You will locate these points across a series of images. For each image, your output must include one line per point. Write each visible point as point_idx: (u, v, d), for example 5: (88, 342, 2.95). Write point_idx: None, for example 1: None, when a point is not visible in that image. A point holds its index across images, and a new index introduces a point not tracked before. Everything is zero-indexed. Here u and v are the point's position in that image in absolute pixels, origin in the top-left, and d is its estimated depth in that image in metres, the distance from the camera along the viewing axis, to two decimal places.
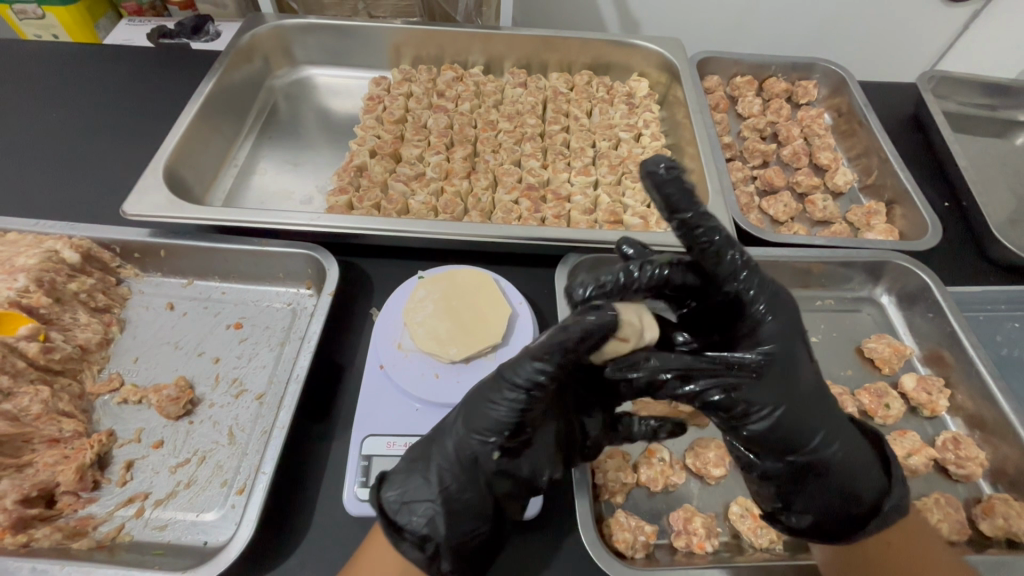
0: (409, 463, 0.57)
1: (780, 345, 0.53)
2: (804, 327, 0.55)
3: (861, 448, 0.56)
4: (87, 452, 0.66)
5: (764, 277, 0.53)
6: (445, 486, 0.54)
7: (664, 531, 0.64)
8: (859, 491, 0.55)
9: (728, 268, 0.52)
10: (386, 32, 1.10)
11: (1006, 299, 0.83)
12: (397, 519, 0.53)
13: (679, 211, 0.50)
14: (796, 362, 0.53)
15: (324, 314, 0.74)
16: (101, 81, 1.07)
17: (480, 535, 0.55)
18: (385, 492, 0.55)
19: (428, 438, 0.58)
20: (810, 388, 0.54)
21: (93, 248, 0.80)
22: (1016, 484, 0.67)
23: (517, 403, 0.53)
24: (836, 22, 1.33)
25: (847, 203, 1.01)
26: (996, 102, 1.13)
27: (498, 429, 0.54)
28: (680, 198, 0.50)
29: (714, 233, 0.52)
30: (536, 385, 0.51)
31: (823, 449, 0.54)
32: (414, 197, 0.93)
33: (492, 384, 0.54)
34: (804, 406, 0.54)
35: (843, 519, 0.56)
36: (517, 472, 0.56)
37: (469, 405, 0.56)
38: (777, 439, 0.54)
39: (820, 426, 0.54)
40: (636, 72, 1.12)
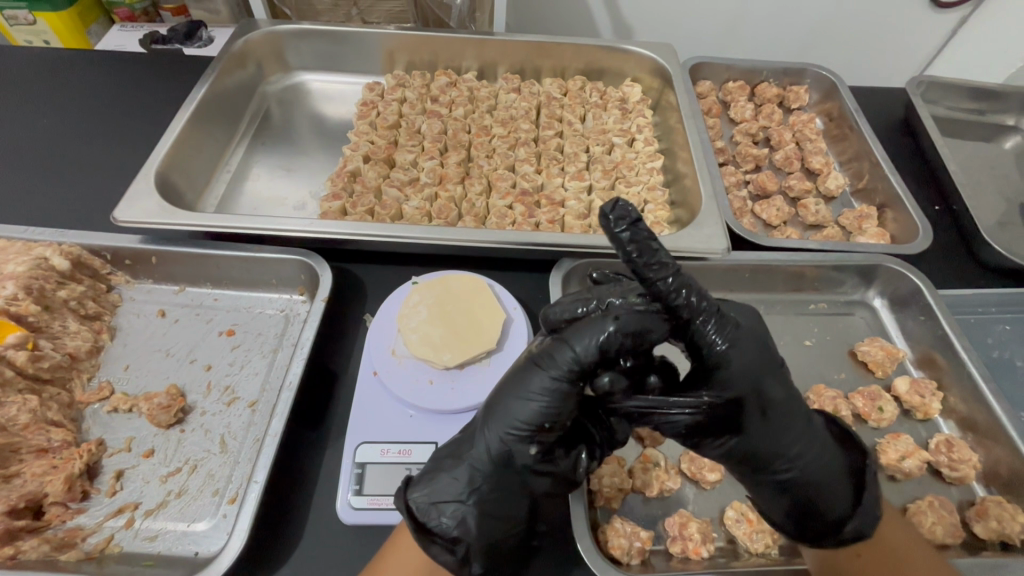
0: (437, 464, 0.57)
1: (742, 381, 0.53)
2: (770, 362, 0.55)
3: (830, 462, 0.57)
4: (75, 462, 0.65)
5: (721, 314, 0.53)
6: (476, 487, 0.54)
7: (660, 537, 0.64)
8: (820, 506, 0.56)
9: (687, 308, 0.51)
10: (379, 38, 1.10)
11: (997, 301, 0.84)
12: (425, 521, 0.54)
13: (633, 259, 0.49)
14: (762, 394, 0.54)
15: (317, 320, 0.74)
16: (92, 87, 1.06)
17: (512, 532, 0.55)
18: (411, 493, 0.55)
19: (459, 436, 0.58)
20: (773, 414, 0.55)
21: (83, 254, 0.79)
22: (1009, 486, 0.68)
23: (556, 396, 0.52)
24: (826, 28, 1.35)
25: (839, 207, 1.01)
26: (984, 106, 1.15)
27: (534, 425, 0.53)
28: (636, 248, 0.48)
29: (666, 275, 0.50)
30: (579, 373, 0.52)
31: (784, 467, 0.56)
32: (408, 202, 0.92)
33: (528, 377, 0.53)
34: (766, 432, 0.55)
35: (806, 525, 0.57)
36: (555, 469, 0.55)
37: (501, 401, 0.54)
38: (739, 459, 0.56)
39: (782, 448, 0.55)
40: (630, 77, 1.13)
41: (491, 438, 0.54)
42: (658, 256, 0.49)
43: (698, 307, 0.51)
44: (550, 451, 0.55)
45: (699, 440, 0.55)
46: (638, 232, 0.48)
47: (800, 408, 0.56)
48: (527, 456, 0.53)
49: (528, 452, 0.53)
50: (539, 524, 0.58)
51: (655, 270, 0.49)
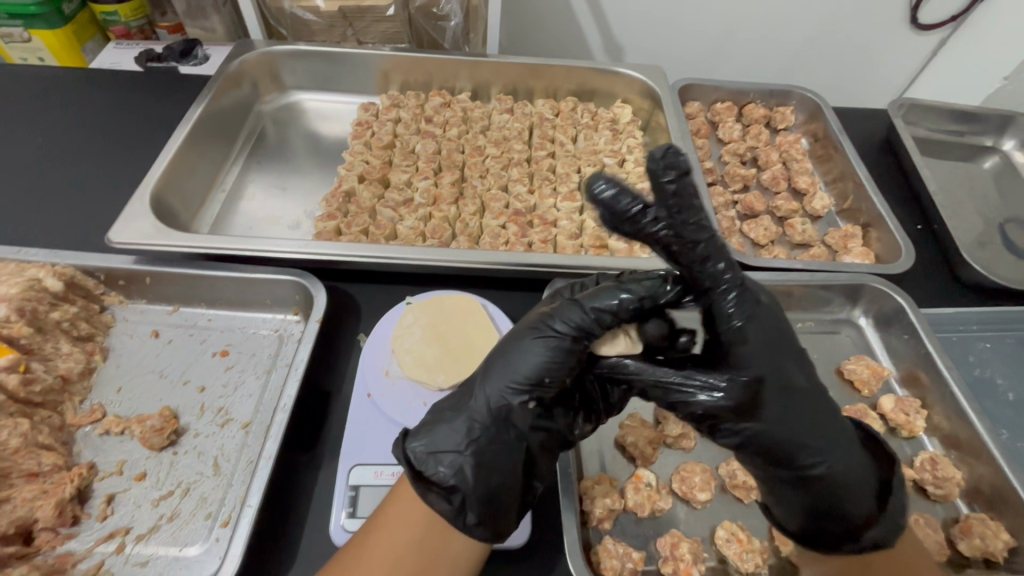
0: (436, 416, 0.57)
1: (760, 363, 0.54)
2: (789, 345, 0.56)
3: (859, 463, 0.58)
4: (67, 486, 0.65)
5: (745, 287, 0.53)
6: (474, 438, 0.54)
7: (652, 557, 0.65)
8: (841, 509, 0.57)
9: (712, 276, 0.52)
10: (374, 59, 1.12)
11: (977, 320, 0.86)
12: (423, 470, 0.54)
13: (671, 212, 0.49)
14: (781, 378, 0.55)
15: (311, 341, 0.74)
16: (88, 105, 1.07)
17: (511, 489, 0.54)
18: (410, 443, 0.55)
19: (459, 391, 0.58)
20: (798, 405, 0.55)
21: (77, 275, 0.79)
22: (992, 504, 0.69)
23: (558, 351, 0.55)
24: (810, 50, 1.39)
25: (824, 226, 1.04)
26: (963, 128, 1.18)
27: (534, 378, 0.55)
28: (675, 202, 0.48)
29: (700, 236, 0.50)
30: (583, 333, 0.55)
31: (806, 461, 0.56)
32: (402, 223, 0.93)
33: (533, 332, 0.56)
34: (792, 421, 0.55)
35: (823, 528, 0.58)
36: (551, 427, 0.57)
37: (505, 356, 0.56)
38: (757, 449, 0.56)
39: (808, 444, 0.56)
40: (620, 98, 1.15)
41: (492, 390, 0.55)
42: (699, 216, 0.49)
43: (722, 277, 0.52)
44: (547, 409, 0.57)
45: (716, 426, 0.55)
46: (682, 182, 0.48)
47: (820, 396, 0.57)
48: (526, 409, 0.55)
49: (527, 405, 0.54)
50: (536, 484, 0.57)
51: (693, 228, 0.49)
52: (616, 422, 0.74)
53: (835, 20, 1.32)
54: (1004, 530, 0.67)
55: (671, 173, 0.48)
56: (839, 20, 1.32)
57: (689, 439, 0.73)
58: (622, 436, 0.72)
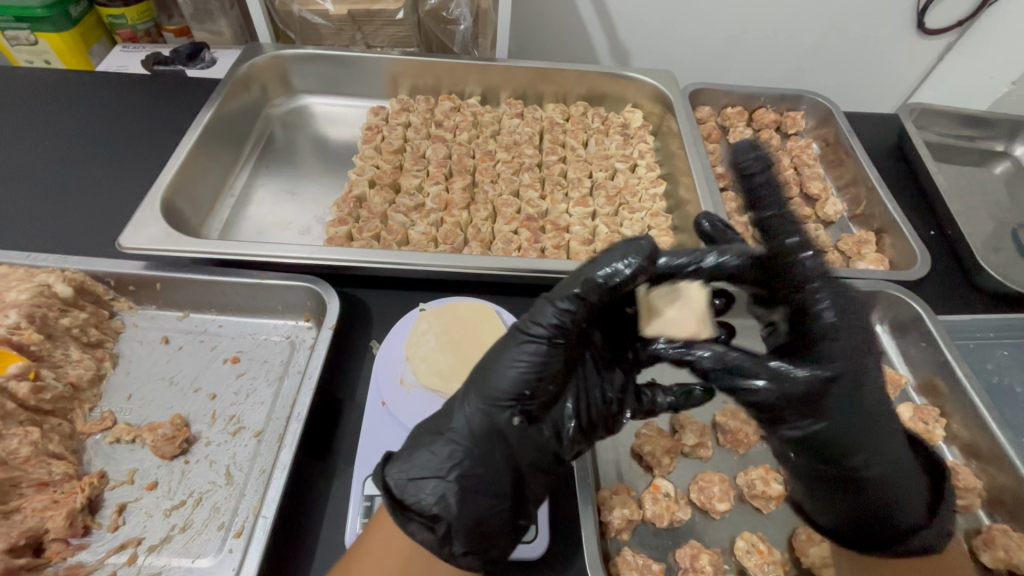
0: (416, 440, 0.56)
1: (842, 361, 0.52)
2: (871, 348, 0.54)
3: (913, 471, 0.57)
4: (78, 496, 0.64)
5: (836, 285, 0.54)
6: (455, 463, 0.53)
7: (671, 569, 0.64)
8: (897, 517, 0.56)
9: (800, 270, 0.53)
10: (383, 62, 1.11)
11: (995, 326, 0.85)
12: (404, 498, 0.53)
13: (759, 201, 0.55)
14: (858, 379, 0.53)
15: (325, 349, 0.73)
16: (95, 109, 1.06)
17: (497, 511, 0.54)
18: (389, 471, 0.54)
19: (440, 412, 0.58)
20: (870, 407, 0.54)
21: (86, 281, 0.79)
22: (1014, 514, 0.68)
23: (537, 358, 0.55)
24: (818, 54, 1.38)
25: (837, 232, 1.03)
26: (974, 133, 1.18)
27: (515, 392, 0.55)
28: (767, 193, 0.55)
29: (789, 235, 0.54)
30: (559, 332, 0.55)
31: (866, 466, 0.54)
32: (414, 228, 0.93)
33: (510, 344, 0.56)
34: (863, 421, 0.53)
35: (864, 530, 0.58)
36: (538, 441, 0.56)
37: (484, 374, 0.56)
38: (821, 446, 0.54)
39: (876, 446, 0.54)
40: (631, 102, 1.15)
41: (472, 410, 0.55)
42: (783, 207, 0.54)
43: (813, 274, 0.53)
44: (534, 422, 0.56)
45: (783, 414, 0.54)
46: (767, 180, 0.55)
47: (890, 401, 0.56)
48: (509, 424, 0.54)
49: (512, 421, 0.54)
50: (531, 505, 0.56)
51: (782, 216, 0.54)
52: (633, 431, 0.74)
53: (844, 24, 1.31)
54: None
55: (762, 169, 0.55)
56: (848, 25, 1.31)
57: (707, 449, 0.72)
58: (640, 445, 0.72)
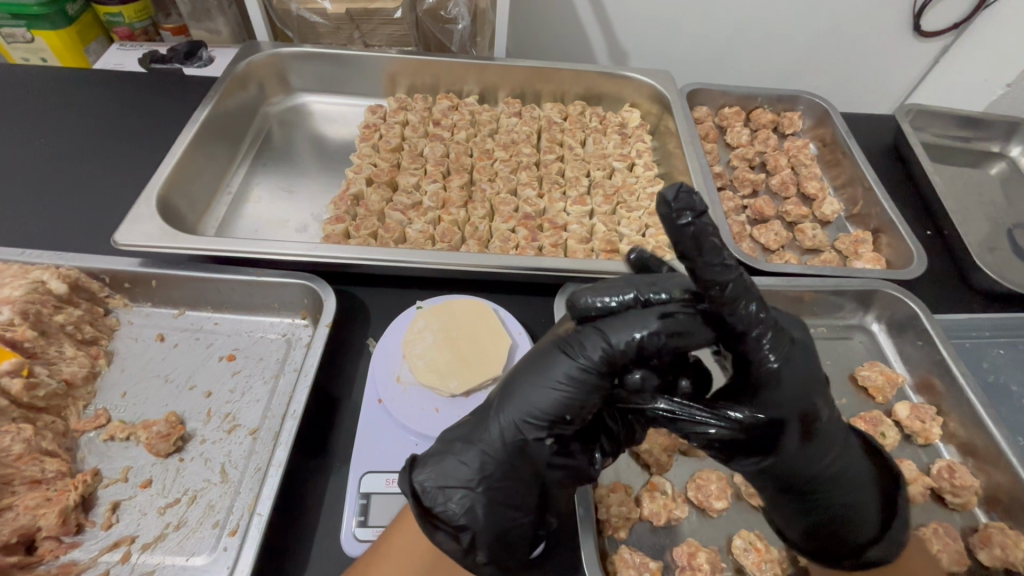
0: (445, 446, 0.55)
1: (788, 402, 0.51)
2: (819, 382, 0.53)
3: (867, 487, 0.57)
4: (71, 494, 0.63)
5: (778, 328, 0.50)
6: (486, 475, 0.53)
7: (668, 567, 0.64)
8: (845, 533, 0.57)
9: (744, 320, 0.48)
10: (381, 61, 1.11)
11: (990, 325, 0.85)
12: (431, 505, 0.52)
13: (692, 253, 0.45)
14: (805, 416, 0.52)
15: (321, 346, 0.73)
16: (91, 107, 1.06)
17: (521, 523, 0.54)
18: (416, 475, 0.53)
19: (471, 419, 0.56)
20: (821, 439, 0.53)
21: (81, 277, 0.78)
22: (1011, 512, 0.68)
23: (581, 387, 0.51)
24: (815, 56, 1.39)
25: (834, 232, 1.04)
26: (969, 134, 1.18)
27: (554, 415, 0.52)
28: (692, 242, 0.44)
29: (726, 283, 0.46)
30: (608, 368, 0.51)
31: (815, 487, 0.55)
32: (411, 226, 0.92)
33: (553, 364, 0.53)
34: (806, 448, 0.53)
35: (826, 547, 0.59)
36: (570, 464, 0.54)
37: (522, 389, 0.53)
38: (766, 474, 0.56)
39: (818, 470, 0.54)
40: (628, 103, 1.15)
41: (507, 423, 0.53)
42: (721, 258, 0.45)
43: (757, 320, 0.49)
44: (566, 445, 0.54)
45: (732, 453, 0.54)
46: (699, 225, 0.44)
47: (838, 431, 0.55)
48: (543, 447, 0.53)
49: (545, 443, 0.52)
50: (551, 517, 0.57)
51: (716, 270, 0.45)
52: None
53: (841, 26, 1.32)
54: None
55: (688, 215, 0.44)
56: (845, 26, 1.32)
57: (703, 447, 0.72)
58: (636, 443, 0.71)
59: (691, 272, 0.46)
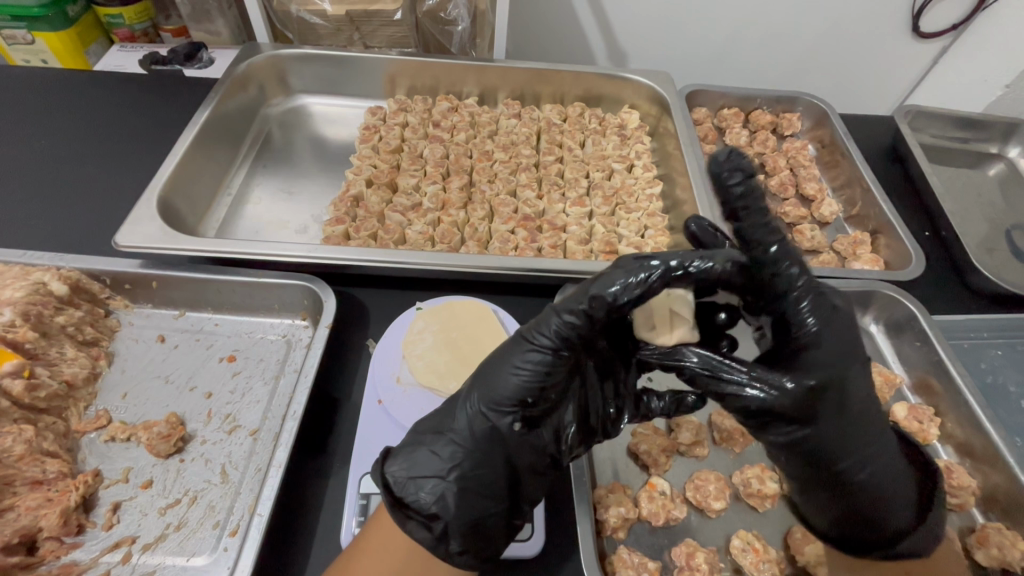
0: (417, 438, 0.56)
1: (827, 367, 0.53)
2: (858, 354, 0.55)
3: (901, 476, 0.59)
4: (72, 494, 0.64)
5: (820, 293, 0.54)
6: (456, 463, 0.54)
7: (667, 567, 0.64)
8: (883, 519, 0.58)
9: (786, 281, 0.54)
10: (381, 63, 1.11)
11: (988, 326, 0.85)
12: (403, 496, 0.53)
13: (738, 216, 0.52)
14: (845, 384, 0.54)
15: (321, 347, 0.73)
16: (92, 108, 1.06)
17: (496, 512, 0.54)
18: (389, 467, 0.54)
19: (440, 412, 0.58)
20: (858, 412, 0.55)
21: (82, 279, 0.78)
22: (1008, 513, 0.68)
23: (540, 367, 0.55)
24: (814, 57, 1.39)
25: (833, 233, 1.04)
26: (968, 135, 1.18)
27: (516, 398, 0.55)
28: (743, 202, 0.52)
29: (769, 243, 0.53)
30: (563, 345, 0.55)
31: (856, 470, 0.56)
32: (411, 227, 0.93)
33: (514, 351, 0.56)
34: (841, 423, 0.55)
35: (858, 537, 0.60)
36: (538, 444, 0.56)
37: (486, 378, 0.56)
38: (806, 452, 0.56)
39: (853, 451, 0.56)
40: (628, 104, 1.16)
41: (473, 411, 0.55)
42: (761, 218, 0.52)
43: (797, 282, 0.54)
44: (532, 427, 0.56)
45: (769, 421, 0.55)
46: (749, 182, 0.51)
47: (874, 410, 0.57)
48: (510, 429, 0.55)
49: (512, 425, 0.54)
50: (527, 506, 0.56)
51: (761, 228, 0.52)
52: (628, 430, 0.74)
53: (840, 27, 1.32)
54: (1021, 538, 0.66)
55: (739, 175, 0.51)
56: (845, 27, 1.32)
57: (702, 447, 0.72)
58: (635, 443, 0.72)
59: (739, 234, 0.53)
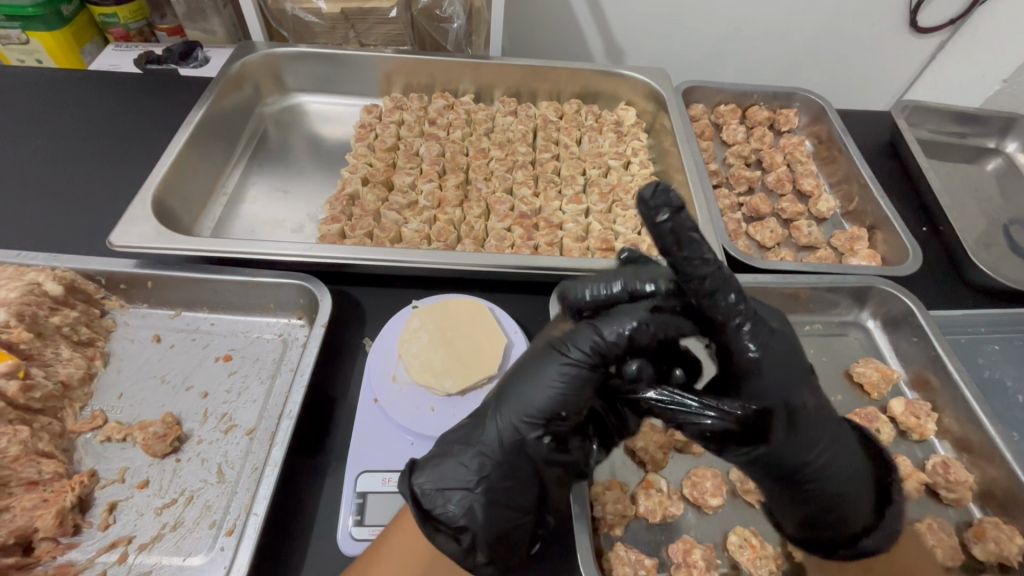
0: (443, 449, 0.55)
1: (774, 389, 0.52)
2: (800, 368, 0.54)
3: (859, 478, 0.57)
4: (68, 495, 0.64)
5: (757, 318, 0.51)
6: (485, 475, 0.52)
7: (664, 565, 0.64)
8: (844, 521, 0.57)
9: (725, 311, 0.50)
10: (376, 61, 1.11)
11: (985, 321, 0.85)
12: (430, 508, 0.52)
13: (672, 250, 0.47)
14: (791, 403, 0.52)
15: (317, 346, 0.73)
16: (86, 108, 1.06)
17: (520, 524, 0.53)
18: (416, 479, 0.53)
19: (468, 422, 0.56)
20: (807, 423, 0.54)
21: (77, 279, 0.78)
22: (1005, 508, 0.68)
23: (575, 381, 0.53)
24: (810, 54, 1.39)
25: (830, 228, 1.04)
26: (965, 129, 1.18)
27: (550, 412, 0.53)
28: (671, 239, 0.46)
29: (706, 274, 0.48)
30: (599, 360, 0.53)
31: (814, 480, 0.55)
32: (407, 225, 0.93)
33: (549, 361, 0.55)
34: (794, 438, 0.53)
35: (826, 539, 0.59)
36: (567, 458, 0.55)
37: (519, 388, 0.55)
38: (760, 467, 0.55)
39: (810, 463, 0.54)
40: (624, 100, 1.15)
41: (505, 424, 0.54)
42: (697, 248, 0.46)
43: (736, 310, 0.50)
44: (562, 442, 0.55)
45: (726, 447, 0.53)
46: (677, 220, 0.45)
47: (822, 421, 0.55)
48: (542, 445, 0.53)
49: (542, 441, 0.53)
50: (549, 518, 0.56)
51: (699, 264, 0.47)
52: None
53: (837, 23, 1.32)
54: (1018, 534, 0.66)
55: (667, 212, 0.45)
56: (842, 23, 1.32)
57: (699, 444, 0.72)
58: (632, 441, 0.72)
59: (673, 267, 0.48)
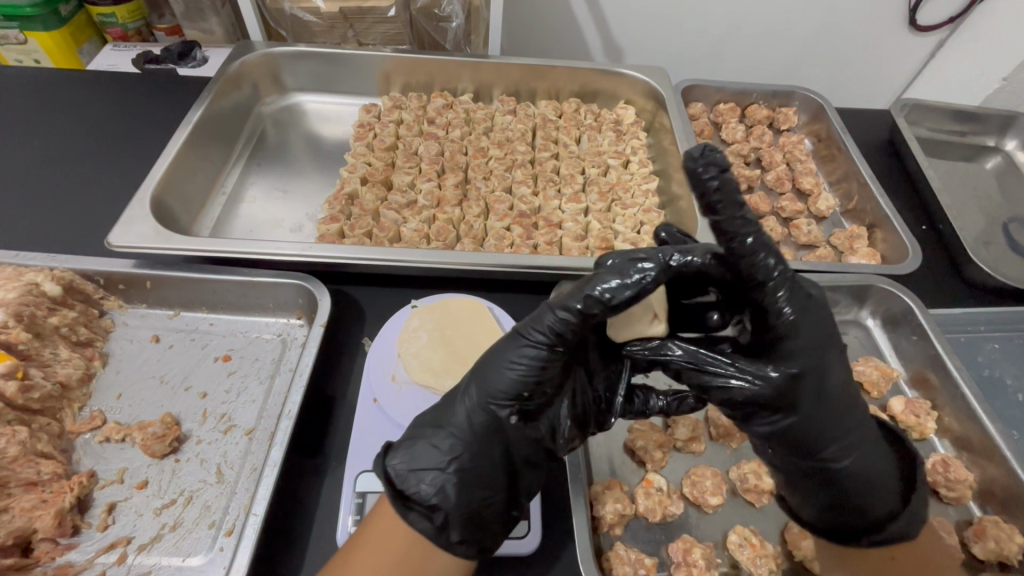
0: (416, 432, 0.56)
1: (806, 356, 0.53)
2: (834, 339, 0.55)
3: (880, 460, 0.57)
4: (66, 496, 0.63)
5: (795, 283, 0.53)
6: (455, 456, 0.54)
7: (664, 564, 0.64)
8: (866, 504, 0.56)
9: (763, 273, 0.51)
10: (375, 60, 1.11)
11: (985, 319, 0.85)
12: (404, 488, 0.53)
13: (717, 209, 0.48)
14: (822, 372, 0.54)
15: (316, 346, 0.73)
16: (84, 108, 1.05)
17: (492, 503, 0.54)
18: (390, 461, 0.54)
19: (440, 404, 0.58)
20: (837, 393, 0.55)
21: (75, 279, 0.78)
22: (1006, 506, 0.68)
23: (535, 361, 0.54)
24: (810, 53, 1.39)
25: (830, 227, 1.04)
26: (965, 128, 1.18)
27: (512, 392, 0.54)
28: (717, 197, 0.48)
29: (746, 236, 0.50)
30: (560, 339, 0.53)
31: (839, 456, 0.55)
32: (406, 225, 0.93)
33: (510, 344, 0.55)
34: (828, 410, 0.54)
35: (848, 525, 0.57)
36: (536, 434, 0.56)
37: (483, 371, 0.56)
38: (787, 441, 0.55)
39: (838, 435, 0.55)
40: (623, 99, 1.15)
41: (471, 406, 0.55)
42: (738, 211, 0.49)
43: (773, 272, 0.51)
44: (530, 419, 0.56)
45: (754, 412, 0.55)
46: (723, 179, 0.47)
47: (852, 395, 0.56)
48: (510, 423, 0.54)
49: (510, 419, 0.54)
50: (523, 496, 0.56)
51: (737, 222, 0.49)
52: (625, 425, 0.74)
53: (837, 21, 1.32)
54: (1018, 532, 0.66)
55: (713, 171, 0.47)
56: (841, 21, 1.32)
57: (699, 443, 0.72)
58: (633, 440, 0.72)
59: (717, 226, 0.50)
